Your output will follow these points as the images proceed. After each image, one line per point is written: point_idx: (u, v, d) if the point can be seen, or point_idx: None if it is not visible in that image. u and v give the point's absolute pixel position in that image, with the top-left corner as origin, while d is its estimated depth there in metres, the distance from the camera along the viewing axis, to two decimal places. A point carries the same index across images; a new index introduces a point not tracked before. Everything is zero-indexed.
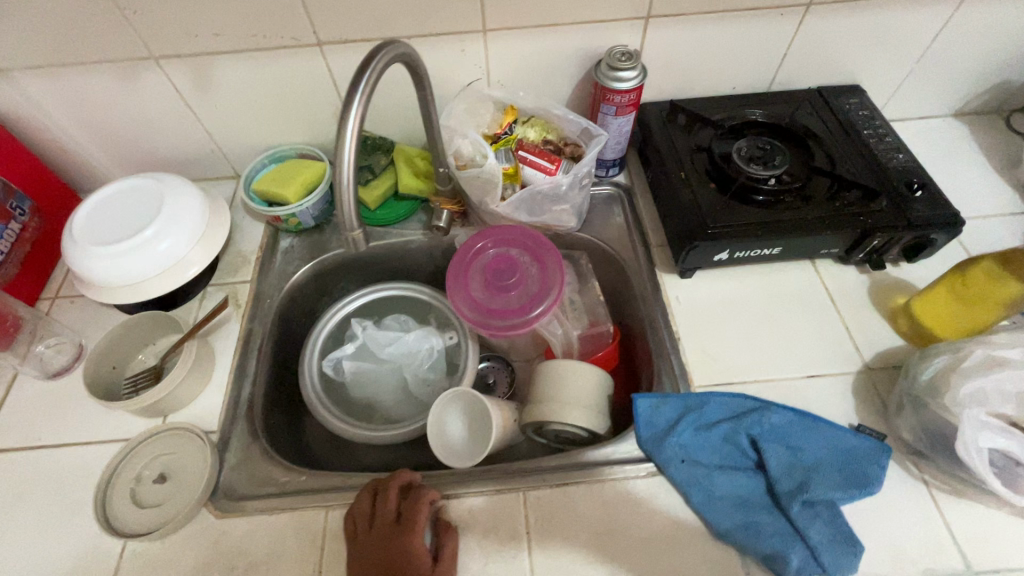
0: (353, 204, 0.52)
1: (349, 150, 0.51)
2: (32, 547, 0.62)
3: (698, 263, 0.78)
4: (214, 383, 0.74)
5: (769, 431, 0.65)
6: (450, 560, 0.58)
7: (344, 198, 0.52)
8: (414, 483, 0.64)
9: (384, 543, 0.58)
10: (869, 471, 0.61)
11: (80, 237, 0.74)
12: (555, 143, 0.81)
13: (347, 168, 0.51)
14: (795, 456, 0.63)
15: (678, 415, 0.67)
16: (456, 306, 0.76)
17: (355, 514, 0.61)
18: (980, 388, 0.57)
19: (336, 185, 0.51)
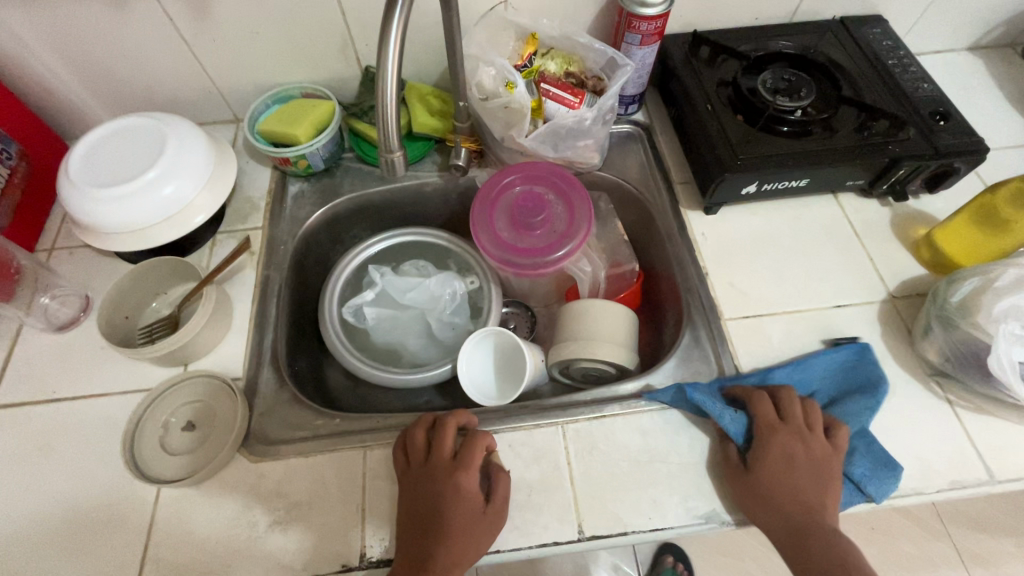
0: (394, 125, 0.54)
1: (391, 70, 0.51)
2: (64, 497, 0.60)
3: (725, 197, 0.77)
4: (234, 331, 0.71)
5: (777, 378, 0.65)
6: (501, 504, 0.58)
7: (386, 120, 0.54)
8: (470, 425, 0.63)
9: (437, 479, 0.57)
10: (872, 374, 0.64)
11: (79, 180, 0.70)
12: (577, 75, 0.79)
13: (390, 89, 0.52)
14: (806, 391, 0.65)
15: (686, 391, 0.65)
16: (484, 249, 0.74)
17: (409, 448, 0.60)
18: (1015, 304, 0.59)
19: (379, 106, 0.52)
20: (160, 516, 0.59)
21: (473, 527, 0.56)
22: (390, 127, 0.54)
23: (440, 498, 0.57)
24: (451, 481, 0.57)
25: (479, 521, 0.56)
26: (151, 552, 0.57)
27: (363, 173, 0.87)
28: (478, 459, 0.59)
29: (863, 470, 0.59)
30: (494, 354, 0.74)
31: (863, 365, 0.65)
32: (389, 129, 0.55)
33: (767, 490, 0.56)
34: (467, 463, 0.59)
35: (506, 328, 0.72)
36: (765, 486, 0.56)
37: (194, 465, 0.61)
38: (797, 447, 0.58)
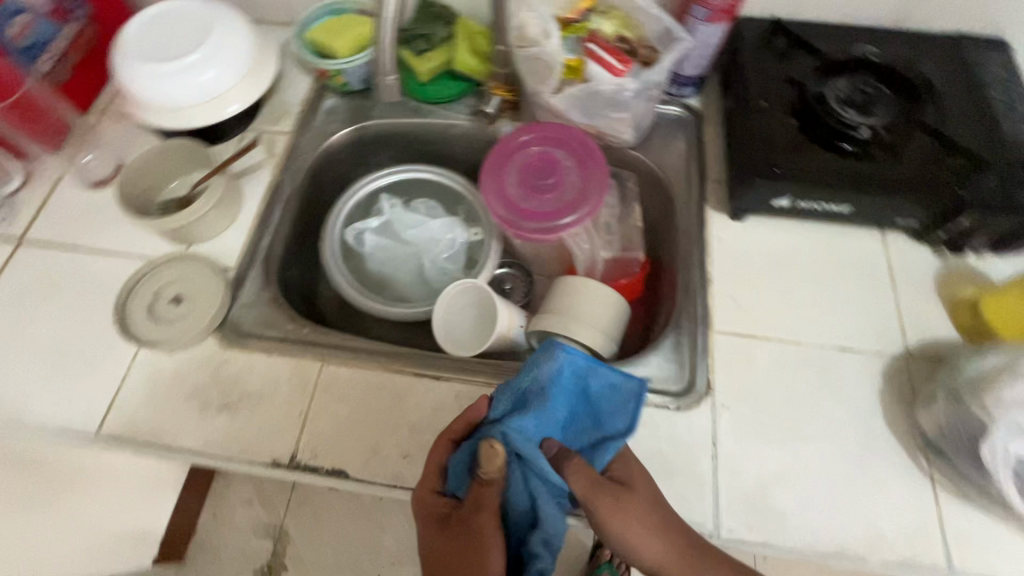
0: (388, 56, 0.78)
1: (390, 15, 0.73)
2: (60, 333, 0.67)
3: (754, 206, 0.71)
4: (238, 224, 0.74)
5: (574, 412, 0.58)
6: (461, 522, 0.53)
7: (382, 50, 0.77)
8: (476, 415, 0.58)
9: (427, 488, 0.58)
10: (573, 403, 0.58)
11: (129, 50, 0.73)
12: (630, 43, 0.74)
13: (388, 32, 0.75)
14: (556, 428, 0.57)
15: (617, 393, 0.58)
16: (487, 200, 0.72)
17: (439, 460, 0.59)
18: None
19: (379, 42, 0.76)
20: (131, 373, 0.64)
21: (449, 557, 0.51)
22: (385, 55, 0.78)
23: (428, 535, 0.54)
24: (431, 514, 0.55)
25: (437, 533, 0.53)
26: (117, 401, 0.63)
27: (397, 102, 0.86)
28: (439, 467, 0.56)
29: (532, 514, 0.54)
30: (472, 305, 0.72)
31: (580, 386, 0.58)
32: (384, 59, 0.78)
33: (647, 519, 0.53)
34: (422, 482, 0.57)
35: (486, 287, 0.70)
36: (639, 514, 0.53)
37: (170, 335, 0.66)
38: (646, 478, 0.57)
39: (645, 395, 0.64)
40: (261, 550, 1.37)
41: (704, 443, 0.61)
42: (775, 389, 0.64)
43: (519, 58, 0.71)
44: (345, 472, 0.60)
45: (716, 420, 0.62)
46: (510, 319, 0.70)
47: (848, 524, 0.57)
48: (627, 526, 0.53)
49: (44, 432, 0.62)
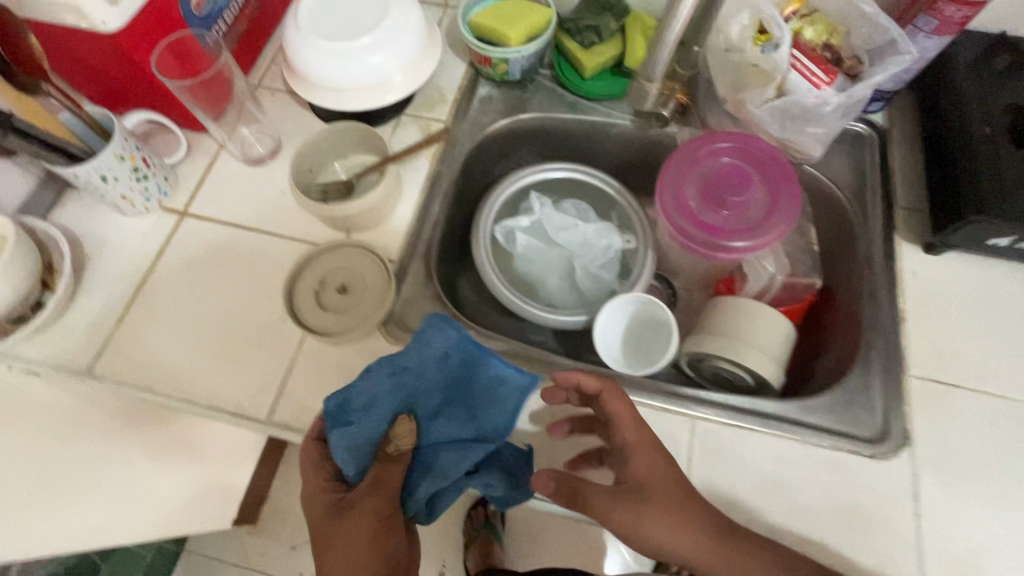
0: (665, 57, 0.67)
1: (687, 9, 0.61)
2: (227, 312, 0.66)
3: (961, 242, 0.65)
4: (398, 215, 0.72)
5: (412, 382, 0.58)
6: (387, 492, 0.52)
7: (662, 50, 0.66)
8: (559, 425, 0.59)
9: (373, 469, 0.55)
10: (467, 381, 0.59)
11: (302, 26, 0.71)
12: (835, 50, 0.67)
13: (675, 29, 0.63)
14: (405, 400, 0.58)
15: (439, 352, 0.59)
16: (663, 210, 0.69)
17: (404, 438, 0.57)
18: None
19: (660, 41, 0.65)
20: (300, 360, 0.64)
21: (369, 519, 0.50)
22: (662, 56, 0.67)
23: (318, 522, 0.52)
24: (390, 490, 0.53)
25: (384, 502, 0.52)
26: (287, 389, 0.62)
27: (555, 95, 0.82)
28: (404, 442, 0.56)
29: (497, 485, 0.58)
30: (635, 317, 0.72)
31: (452, 355, 0.59)
32: (660, 59, 0.68)
33: (674, 512, 0.51)
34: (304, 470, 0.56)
35: (651, 307, 0.70)
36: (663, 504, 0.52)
37: (337, 324, 0.64)
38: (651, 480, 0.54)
39: (833, 437, 0.60)
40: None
41: (904, 498, 0.57)
42: (980, 446, 0.59)
43: (717, 62, 0.69)
44: (521, 488, 0.58)
45: (914, 474, 0.58)
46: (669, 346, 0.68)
47: None
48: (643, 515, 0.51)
49: (218, 412, 0.62)
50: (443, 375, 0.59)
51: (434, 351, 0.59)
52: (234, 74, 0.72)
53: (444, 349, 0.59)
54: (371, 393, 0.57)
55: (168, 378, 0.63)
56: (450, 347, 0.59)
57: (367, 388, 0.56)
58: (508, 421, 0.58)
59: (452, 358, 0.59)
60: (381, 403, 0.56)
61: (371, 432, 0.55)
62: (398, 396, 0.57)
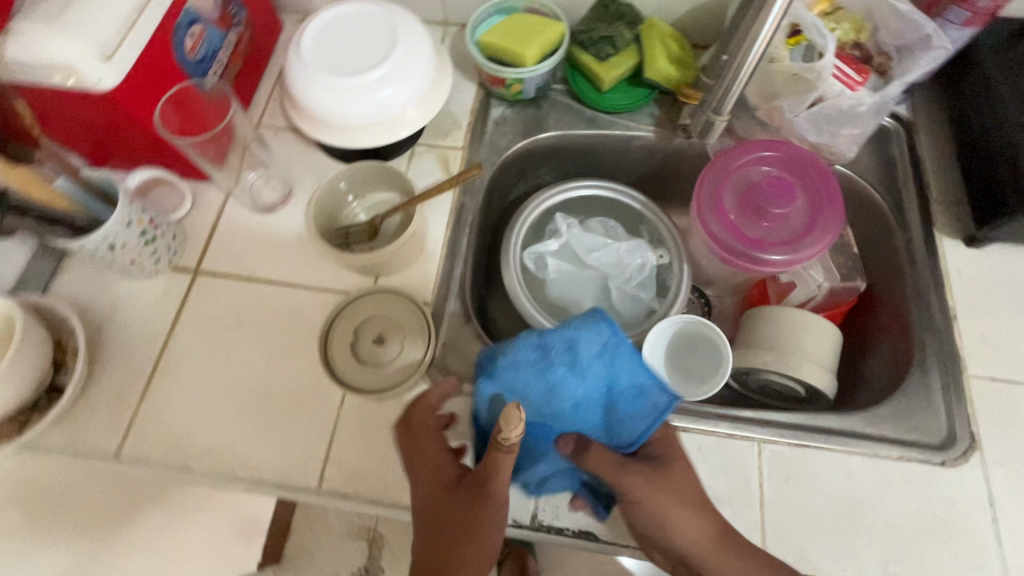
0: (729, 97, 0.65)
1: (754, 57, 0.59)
2: (259, 374, 0.63)
3: (1005, 235, 0.65)
4: (427, 253, 0.69)
5: (569, 363, 0.59)
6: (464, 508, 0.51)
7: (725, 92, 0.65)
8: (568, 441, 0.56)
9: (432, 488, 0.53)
10: (609, 375, 0.59)
11: (307, 63, 0.67)
12: (863, 49, 0.66)
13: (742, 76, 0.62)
14: (547, 379, 0.58)
15: (596, 351, 0.59)
16: (703, 223, 0.67)
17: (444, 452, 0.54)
18: None
19: (724, 84, 0.64)
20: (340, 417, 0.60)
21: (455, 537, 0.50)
22: (727, 97, 0.65)
23: (430, 483, 0.53)
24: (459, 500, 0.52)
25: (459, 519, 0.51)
26: (334, 452, 0.59)
27: (572, 111, 0.79)
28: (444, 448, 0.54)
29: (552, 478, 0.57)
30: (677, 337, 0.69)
31: (607, 354, 0.59)
32: (724, 97, 0.66)
33: (688, 497, 0.53)
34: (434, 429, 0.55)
35: (694, 330, 0.69)
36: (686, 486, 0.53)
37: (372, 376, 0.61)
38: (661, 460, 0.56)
39: (902, 447, 0.59)
40: (355, 554, 1.12)
41: (981, 505, 0.56)
42: None
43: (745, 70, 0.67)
44: (593, 534, 0.56)
45: (988, 478, 0.57)
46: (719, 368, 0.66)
47: None
48: (664, 494, 0.52)
49: (262, 486, 0.58)
50: (596, 370, 0.59)
51: (581, 338, 0.59)
52: (240, 121, 0.68)
53: (607, 354, 0.59)
54: (516, 359, 0.59)
55: (204, 453, 0.59)
56: (609, 347, 0.59)
57: (513, 355, 0.58)
58: (647, 432, 0.57)
59: (602, 354, 0.59)
60: (528, 373, 0.58)
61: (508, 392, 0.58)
62: (539, 370, 0.58)
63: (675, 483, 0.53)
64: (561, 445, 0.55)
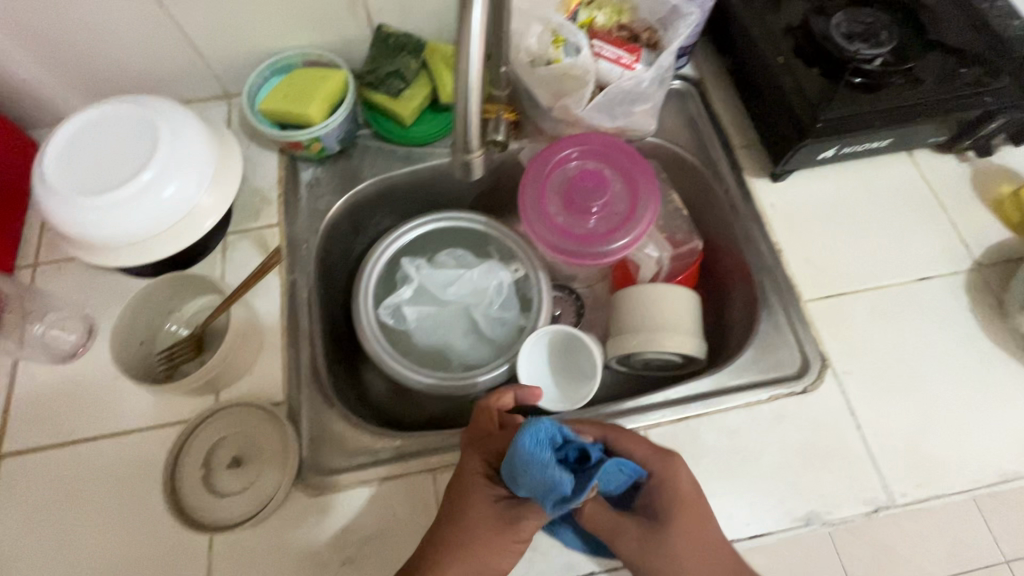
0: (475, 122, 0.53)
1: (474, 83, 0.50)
2: (104, 551, 0.54)
3: (797, 164, 0.70)
4: (267, 347, 0.63)
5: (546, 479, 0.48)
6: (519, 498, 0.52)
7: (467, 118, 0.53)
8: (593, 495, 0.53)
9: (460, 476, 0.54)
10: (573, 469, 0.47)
11: (59, 186, 0.59)
12: (629, 28, 0.69)
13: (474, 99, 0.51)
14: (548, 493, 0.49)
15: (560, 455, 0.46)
16: (535, 233, 0.67)
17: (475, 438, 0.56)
18: None
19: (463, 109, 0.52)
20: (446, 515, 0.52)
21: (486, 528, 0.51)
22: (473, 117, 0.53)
23: (464, 499, 0.53)
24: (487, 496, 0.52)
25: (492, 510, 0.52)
26: None
27: (384, 152, 0.76)
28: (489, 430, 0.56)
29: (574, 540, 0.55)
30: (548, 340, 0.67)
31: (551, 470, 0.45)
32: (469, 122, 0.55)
33: (712, 539, 0.52)
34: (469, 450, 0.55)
35: (562, 334, 0.67)
36: (692, 544, 0.51)
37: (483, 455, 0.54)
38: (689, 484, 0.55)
39: (770, 388, 0.62)
40: None
41: (844, 417, 0.60)
42: (882, 339, 0.64)
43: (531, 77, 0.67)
44: None
45: (843, 389, 0.61)
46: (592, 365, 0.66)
47: (999, 444, 0.59)
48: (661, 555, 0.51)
49: None
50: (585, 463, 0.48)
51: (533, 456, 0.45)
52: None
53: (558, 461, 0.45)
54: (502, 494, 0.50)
55: None
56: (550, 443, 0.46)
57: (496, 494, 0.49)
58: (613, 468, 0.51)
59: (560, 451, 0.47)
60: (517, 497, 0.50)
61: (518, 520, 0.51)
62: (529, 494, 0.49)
63: (677, 544, 0.51)
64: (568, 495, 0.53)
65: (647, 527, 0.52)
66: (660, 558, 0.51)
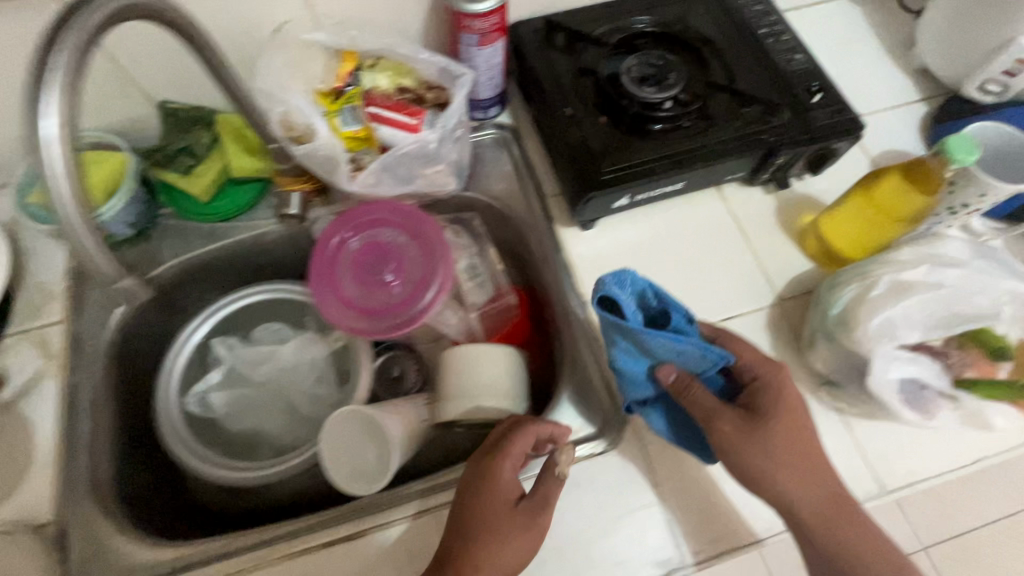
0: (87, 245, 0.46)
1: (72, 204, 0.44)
2: None
3: (598, 214, 0.68)
4: (39, 462, 0.59)
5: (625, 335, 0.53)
6: (536, 506, 0.54)
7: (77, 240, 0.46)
8: (681, 385, 0.53)
9: (480, 487, 0.53)
10: (653, 337, 0.51)
11: None
12: (413, 90, 0.67)
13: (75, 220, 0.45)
14: (627, 351, 0.54)
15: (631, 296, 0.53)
16: (336, 320, 0.63)
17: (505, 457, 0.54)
18: (888, 322, 0.53)
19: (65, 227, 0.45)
20: (468, 529, 0.52)
21: (506, 541, 0.52)
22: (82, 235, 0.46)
23: (484, 512, 0.52)
24: (507, 507, 0.53)
25: (511, 524, 0.52)
26: None
27: (186, 230, 0.73)
28: (518, 448, 0.54)
29: (659, 426, 0.57)
30: (341, 426, 0.63)
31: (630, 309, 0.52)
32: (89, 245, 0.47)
33: (804, 432, 0.54)
34: (512, 447, 0.54)
35: (354, 417, 0.63)
36: (785, 444, 0.52)
37: (512, 465, 0.54)
38: (772, 396, 0.54)
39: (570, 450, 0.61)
40: None
41: (641, 475, 0.59)
42: None
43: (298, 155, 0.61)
44: None
45: (642, 444, 0.61)
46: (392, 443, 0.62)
47: None
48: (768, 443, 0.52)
49: None
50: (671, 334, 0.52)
51: (614, 292, 0.52)
52: None
53: (628, 303, 0.52)
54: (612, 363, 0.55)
55: None
56: (631, 287, 0.53)
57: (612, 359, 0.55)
58: (697, 346, 0.51)
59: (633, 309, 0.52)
60: (626, 364, 0.55)
61: (631, 392, 0.56)
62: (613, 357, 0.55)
63: (769, 434, 0.53)
64: (663, 376, 0.53)
65: (745, 417, 0.53)
66: (745, 446, 0.52)
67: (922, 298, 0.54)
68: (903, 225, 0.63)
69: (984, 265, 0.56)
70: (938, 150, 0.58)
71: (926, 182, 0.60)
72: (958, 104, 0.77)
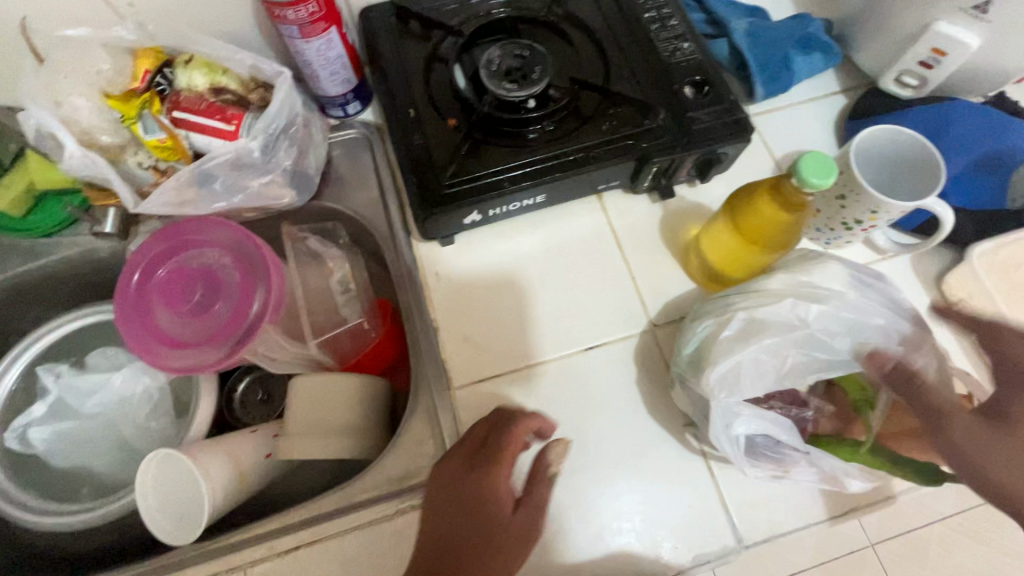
0: None
1: None
2: None
3: (450, 231, 0.61)
4: None
5: None
6: (533, 509, 0.47)
7: None
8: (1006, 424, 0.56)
9: (467, 478, 0.47)
10: None
11: None
12: (234, 89, 0.57)
13: None
14: None
15: None
16: (155, 362, 0.55)
17: (500, 447, 0.48)
18: (732, 369, 0.48)
19: None
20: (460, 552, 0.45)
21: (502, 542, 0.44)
22: None
23: (477, 512, 0.45)
24: (506, 504, 0.46)
25: (509, 526, 0.45)
26: None
27: (3, 248, 0.65)
28: (513, 447, 0.48)
29: None
30: (155, 471, 0.55)
31: None
32: None
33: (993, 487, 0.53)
34: (509, 440, 0.49)
35: (172, 462, 0.56)
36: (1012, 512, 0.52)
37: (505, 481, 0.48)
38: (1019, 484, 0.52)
39: (397, 498, 0.55)
40: None
41: None
42: None
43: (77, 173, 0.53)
44: None
45: None
46: (199, 493, 0.55)
47: (642, 539, 0.54)
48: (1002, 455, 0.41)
49: None
50: None
51: None
52: None
53: None
54: None
55: None
56: None
57: None
58: None
59: None
60: None
61: None
62: None
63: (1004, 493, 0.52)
64: None
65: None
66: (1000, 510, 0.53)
67: (775, 340, 0.48)
68: (765, 253, 0.53)
69: (856, 300, 0.49)
70: (799, 174, 0.46)
71: (791, 206, 0.49)
72: (874, 97, 0.68)
